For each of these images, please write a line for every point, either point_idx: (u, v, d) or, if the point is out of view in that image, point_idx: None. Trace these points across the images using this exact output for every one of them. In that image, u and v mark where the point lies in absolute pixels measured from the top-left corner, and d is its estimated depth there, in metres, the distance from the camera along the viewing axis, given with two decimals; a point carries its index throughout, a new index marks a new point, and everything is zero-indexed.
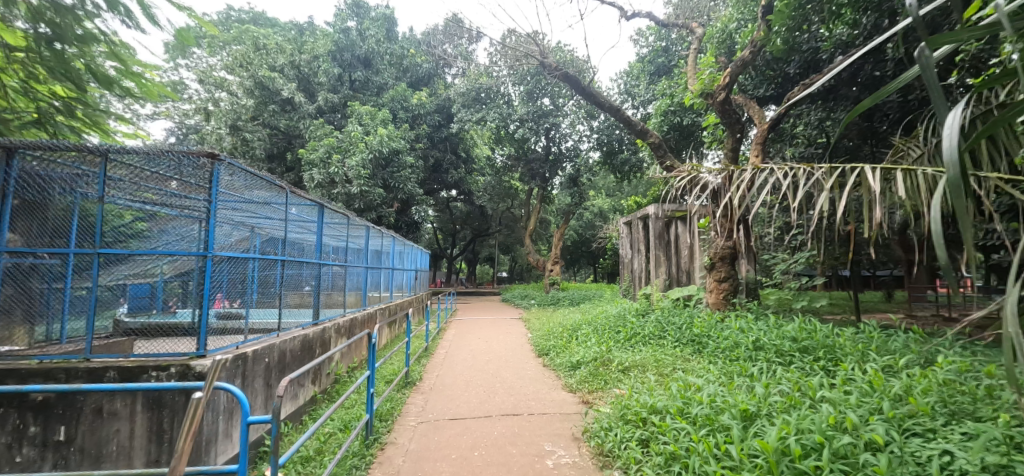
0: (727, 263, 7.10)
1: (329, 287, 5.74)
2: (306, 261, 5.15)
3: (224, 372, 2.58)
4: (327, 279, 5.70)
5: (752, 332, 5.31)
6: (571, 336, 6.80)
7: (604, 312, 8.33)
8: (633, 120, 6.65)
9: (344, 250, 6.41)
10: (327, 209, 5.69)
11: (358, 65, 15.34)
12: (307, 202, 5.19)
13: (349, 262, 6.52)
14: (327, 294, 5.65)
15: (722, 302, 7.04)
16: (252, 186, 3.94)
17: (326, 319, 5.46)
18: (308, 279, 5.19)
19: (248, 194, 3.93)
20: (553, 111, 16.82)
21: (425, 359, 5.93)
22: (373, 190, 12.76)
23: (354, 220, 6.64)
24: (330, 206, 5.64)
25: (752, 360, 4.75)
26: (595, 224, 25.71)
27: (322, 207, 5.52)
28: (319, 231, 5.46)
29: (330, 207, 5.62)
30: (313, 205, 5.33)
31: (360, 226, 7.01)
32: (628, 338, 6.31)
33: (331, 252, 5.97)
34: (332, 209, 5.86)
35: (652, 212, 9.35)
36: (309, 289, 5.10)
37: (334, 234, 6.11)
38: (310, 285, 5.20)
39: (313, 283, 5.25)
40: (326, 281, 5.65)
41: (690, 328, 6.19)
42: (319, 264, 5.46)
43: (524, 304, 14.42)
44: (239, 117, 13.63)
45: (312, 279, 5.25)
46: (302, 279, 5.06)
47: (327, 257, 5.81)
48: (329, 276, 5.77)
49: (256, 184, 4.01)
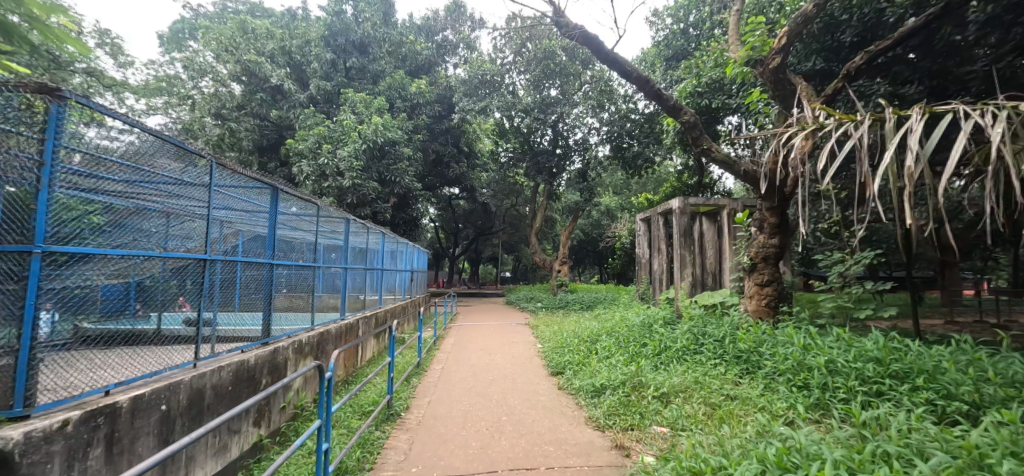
0: (771, 264, 6.06)
1: (289, 288, 4.60)
2: (259, 260, 4.01)
3: (59, 444, 1.63)
4: (285, 281, 4.55)
5: (818, 350, 4.29)
6: (589, 351, 5.75)
7: (624, 319, 7.31)
8: (663, 93, 5.57)
9: (315, 247, 5.27)
10: (283, 193, 4.50)
11: (353, 51, 14.32)
12: (253, 184, 4.02)
13: (319, 262, 5.36)
14: (286, 299, 4.52)
15: (764, 309, 6.00)
16: (155, 151, 2.75)
17: (288, 333, 4.39)
18: (260, 284, 4.05)
19: (147, 164, 2.73)
20: (561, 101, 15.79)
21: (415, 379, 4.94)
22: (367, 183, 11.75)
23: (326, 210, 5.50)
24: (286, 191, 4.46)
25: (831, 393, 3.73)
26: (603, 223, 24.63)
27: (276, 191, 4.34)
28: (274, 222, 4.30)
29: (284, 191, 4.44)
30: (263, 188, 4.17)
31: (337, 218, 5.87)
32: (658, 354, 5.31)
33: (296, 250, 4.82)
34: (291, 194, 4.70)
35: (674, 206, 8.27)
36: (259, 294, 3.98)
37: (300, 228, 4.95)
38: (261, 290, 4.05)
39: (265, 287, 4.10)
40: (283, 285, 4.48)
41: (734, 342, 5.18)
42: (275, 264, 4.29)
43: (529, 308, 13.43)
44: (223, 105, 12.88)
45: (264, 282, 4.10)
46: (250, 283, 3.90)
47: (289, 255, 4.63)
48: (288, 277, 4.62)
49: (163, 150, 2.80)
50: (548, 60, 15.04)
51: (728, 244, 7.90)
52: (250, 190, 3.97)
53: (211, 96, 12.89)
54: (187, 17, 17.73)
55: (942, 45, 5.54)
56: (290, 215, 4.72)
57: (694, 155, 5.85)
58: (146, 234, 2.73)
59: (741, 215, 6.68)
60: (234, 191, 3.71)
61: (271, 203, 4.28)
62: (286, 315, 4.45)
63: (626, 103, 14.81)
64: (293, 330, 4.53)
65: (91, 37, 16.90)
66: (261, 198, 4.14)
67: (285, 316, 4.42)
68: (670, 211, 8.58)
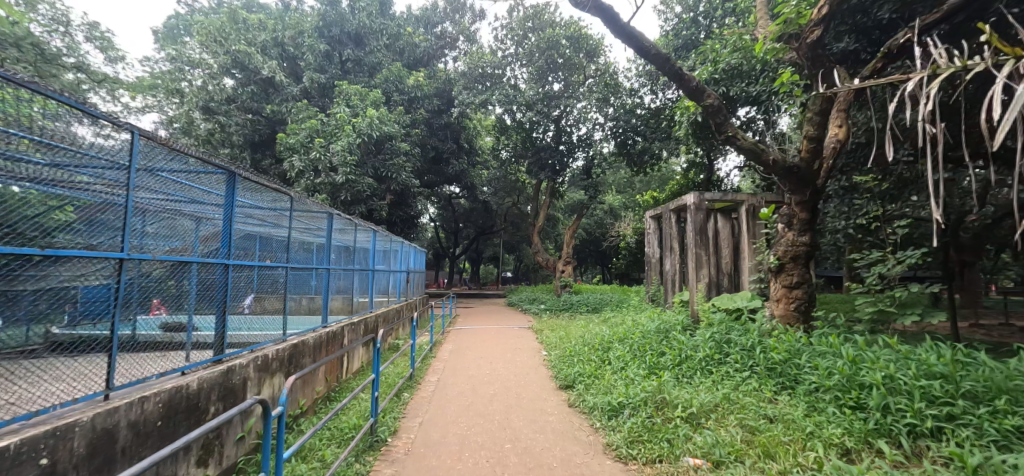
0: (801, 265, 5.48)
1: (256, 290, 3.94)
2: (218, 260, 3.29)
3: None
4: (254, 282, 3.89)
5: (870, 363, 3.72)
6: (601, 361, 5.18)
7: (636, 324, 6.73)
8: (684, 74, 4.97)
9: (291, 245, 4.62)
10: (247, 180, 3.70)
11: (348, 42, 13.72)
12: (207, 168, 3.23)
13: (293, 261, 4.65)
14: (256, 302, 3.89)
15: (792, 315, 5.46)
16: (109, 145, 2.33)
17: (261, 344, 3.82)
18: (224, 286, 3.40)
19: (101, 154, 2.30)
20: (564, 95, 15.21)
21: (406, 395, 4.39)
22: (362, 179, 11.19)
23: (301, 202, 4.80)
24: (248, 177, 3.66)
25: (891, 415, 3.20)
26: (606, 222, 24.00)
27: (238, 176, 3.55)
28: (234, 214, 3.53)
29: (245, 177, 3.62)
30: (219, 172, 3.36)
31: (317, 212, 5.21)
32: (679, 365, 4.75)
33: (265, 249, 4.11)
34: (261, 184, 3.95)
35: (689, 202, 7.67)
36: (219, 298, 3.29)
37: (269, 222, 4.22)
38: (225, 294, 3.40)
39: (224, 291, 3.39)
40: (249, 287, 3.81)
41: (766, 352, 4.61)
42: (236, 265, 3.57)
43: (533, 310, 12.86)
44: (211, 98, 12.35)
45: (226, 286, 3.42)
46: (209, 285, 3.21)
47: (256, 254, 3.93)
48: (257, 277, 3.95)
49: (114, 144, 2.35)
50: (551, 50, 14.52)
51: (747, 244, 7.34)
52: (203, 175, 3.21)
53: (199, 89, 12.34)
54: (181, 11, 17.22)
55: (994, 19, 4.97)
56: (257, 206, 3.96)
57: (718, 142, 5.24)
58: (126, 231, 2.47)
59: (766, 210, 6.06)
60: (185, 175, 3.00)
61: (229, 191, 3.48)
62: (258, 319, 3.83)
63: (632, 97, 14.19)
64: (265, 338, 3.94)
65: (80, 30, 16.39)
66: (217, 185, 3.39)
67: (256, 319, 3.80)
68: (684, 208, 8.01)
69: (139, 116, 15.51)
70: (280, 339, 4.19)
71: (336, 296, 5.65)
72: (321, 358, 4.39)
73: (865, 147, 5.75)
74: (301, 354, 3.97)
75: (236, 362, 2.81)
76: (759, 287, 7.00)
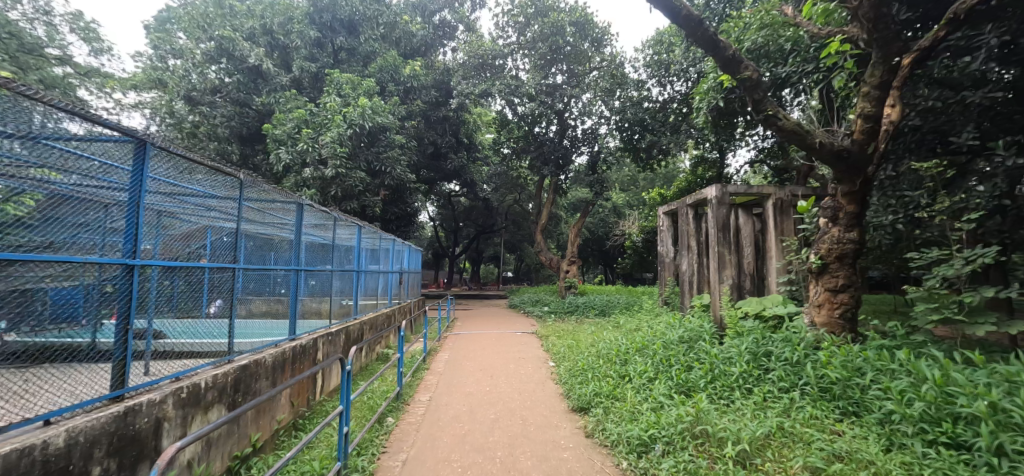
0: (847, 265, 4.77)
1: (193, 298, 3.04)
2: (111, 260, 2.27)
3: None
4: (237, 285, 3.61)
5: (964, 386, 2.99)
6: (621, 376, 4.46)
7: (653, 330, 6.00)
8: (719, 41, 4.23)
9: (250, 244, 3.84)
10: (174, 156, 2.76)
11: (341, 30, 12.89)
12: (106, 134, 2.28)
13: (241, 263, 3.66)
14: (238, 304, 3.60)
15: (837, 323, 4.75)
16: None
17: (196, 368, 2.92)
18: (190, 288, 3.02)
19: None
20: (568, 86, 14.46)
21: (390, 420, 3.68)
22: (353, 173, 10.47)
23: (254, 188, 3.81)
24: (174, 153, 2.72)
25: (1008, 459, 2.46)
26: (610, 220, 23.30)
27: (158, 150, 2.61)
28: (147, 198, 2.50)
29: (156, 152, 2.61)
30: (122, 139, 2.38)
31: (282, 203, 4.33)
32: (714, 384, 4.03)
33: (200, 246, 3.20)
34: (196, 165, 3.04)
35: (711, 196, 6.91)
36: (121, 309, 2.33)
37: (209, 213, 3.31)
38: (192, 297, 3.03)
39: (136, 300, 2.45)
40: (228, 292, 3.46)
41: (819, 369, 3.89)
42: (146, 267, 2.52)
43: (535, 312, 12.15)
44: (194, 87, 11.66)
45: (192, 290, 3.06)
46: (178, 288, 2.88)
47: (179, 255, 2.94)
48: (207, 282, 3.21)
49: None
50: (556, 35, 13.78)
51: (774, 241, 6.63)
52: (96, 143, 2.24)
53: (182, 78, 11.63)
54: None
55: None
56: (213, 196, 3.37)
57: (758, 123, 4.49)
58: (83, 226, 2.23)
59: (804, 203, 5.29)
60: (83, 149, 2.23)
61: (138, 166, 2.46)
62: (210, 325, 3.17)
63: (639, 90, 13.33)
64: (219, 351, 3.26)
65: (63, 20, 15.69)
66: (109, 154, 2.35)
67: (205, 324, 3.10)
68: (703, 202, 7.31)
69: (124, 109, 14.84)
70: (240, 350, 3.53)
71: (314, 298, 4.97)
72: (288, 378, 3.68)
73: (916, 132, 5.12)
74: (259, 373, 3.26)
75: (140, 400, 2.12)
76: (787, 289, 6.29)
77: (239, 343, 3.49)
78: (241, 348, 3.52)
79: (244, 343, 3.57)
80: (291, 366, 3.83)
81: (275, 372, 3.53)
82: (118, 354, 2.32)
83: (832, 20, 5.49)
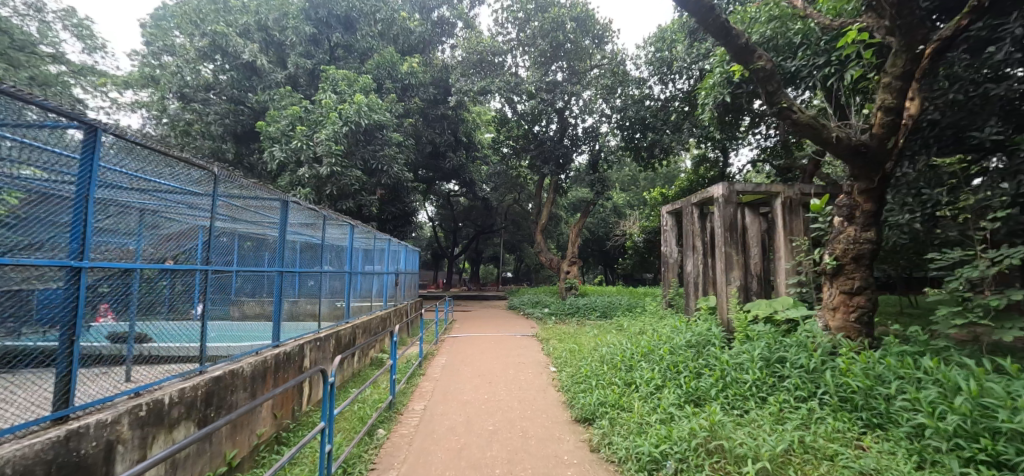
0: (864, 266, 4.53)
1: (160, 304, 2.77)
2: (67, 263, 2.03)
3: None
4: (231, 286, 3.59)
5: (1004, 400, 2.74)
6: (627, 383, 4.22)
7: (659, 334, 5.76)
8: (732, 28, 3.97)
9: (227, 243, 3.56)
10: (134, 146, 2.48)
11: (337, 26, 12.69)
12: (52, 119, 2.00)
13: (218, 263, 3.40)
14: (232, 306, 3.59)
15: (853, 327, 4.52)
16: None
17: (160, 380, 2.65)
18: (160, 291, 2.80)
19: None
20: (568, 84, 14.23)
21: (380, 432, 3.45)
22: (349, 171, 10.23)
23: (235, 182, 3.54)
24: (132, 142, 2.44)
25: None
26: (610, 221, 23.07)
27: (113, 141, 2.33)
28: (96, 190, 2.22)
29: (110, 142, 2.32)
30: (70, 125, 2.10)
31: (265, 200, 4.06)
32: (728, 394, 3.79)
33: (169, 245, 2.93)
34: (167, 157, 2.78)
35: (718, 194, 6.66)
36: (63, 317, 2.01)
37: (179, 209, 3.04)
38: (187, 299, 3.00)
39: (84, 307, 2.13)
40: (221, 294, 3.46)
41: (840, 377, 3.65)
42: (97, 269, 2.24)
43: (535, 314, 11.91)
44: (186, 83, 11.41)
45: (187, 292, 3.03)
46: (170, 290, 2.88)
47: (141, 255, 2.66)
48: (177, 286, 2.93)
49: None
50: (556, 31, 13.53)
51: (783, 241, 6.40)
52: (40, 129, 1.97)
53: (175, 74, 11.38)
54: None
55: None
56: (195, 193, 3.12)
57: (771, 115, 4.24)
58: (54, 224, 2.03)
59: (817, 201, 5.05)
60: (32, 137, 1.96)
61: (87, 156, 2.17)
62: (184, 327, 2.94)
63: (641, 88, 13.10)
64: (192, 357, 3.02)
65: (56, 17, 15.44)
66: (62, 143, 2.08)
67: (175, 326, 2.88)
68: (709, 201, 7.08)
69: (117, 108, 14.58)
70: (217, 357, 3.28)
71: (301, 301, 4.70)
72: (270, 387, 3.42)
73: (934, 127, 4.92)
74: (236, 384, 3.00)
75: (88, 421, 1.90)
76: (798, 290, 6.07)
77: (216, 349, 3.24)
78: (216, 353, 3.24)
79: (221, 348, 3.31)
80: (273, 374, 3.57)
81: (255, 382, 3.27)
82: (62, 367, 2.01)
83: (844, 11, 5.31)
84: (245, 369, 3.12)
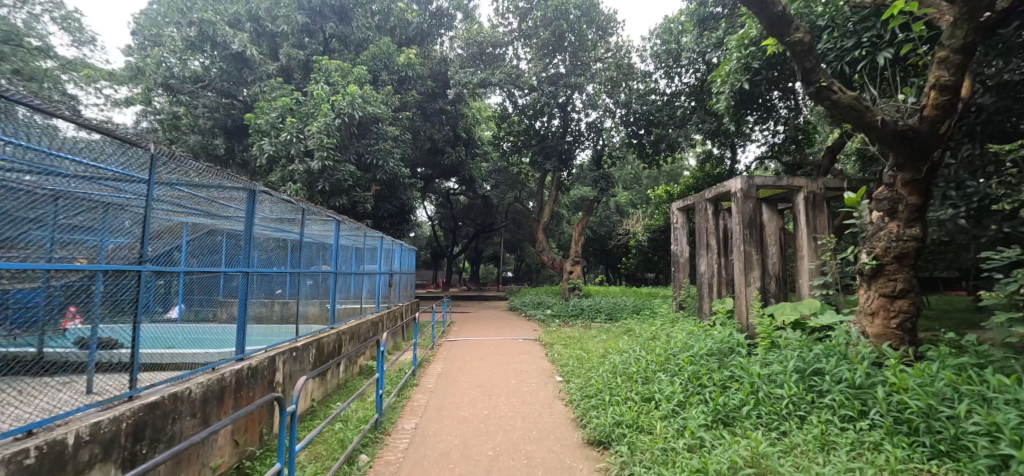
0: (909, 266, 4.04)
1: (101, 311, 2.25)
2: None
3: None
4: (212, 288, 3.26)
5: None
6: (645, 399, 3.75)
7: (673, 339, 5.28)
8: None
9: (183, 240, 3.00)
10: (77, 127, 2.09)
11: (331, 16, 12.18)
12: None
13: (170, 265, 2.79)
14: (222, 307, 3.33)
15: (896, 335, 4.04)
16: None
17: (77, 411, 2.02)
18: (105, 295, 2.28)
19: None
20: (571, 77, 13.74)
21: (362, 459, 2.97)
22: (342, 166, 9.76)
23: (194, 167, 2.88)
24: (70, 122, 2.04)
25: None
26: (613, 219, 22.58)
27: (48, 120, 1.98)
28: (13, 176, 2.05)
29: (32, 117, 1.93)
30: None
31: (232, 189, 3.48)
32: (759, 413, 3.33)
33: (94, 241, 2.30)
34: (88, 130, 2.14)
35: (735, 187, 6.15)
36: None
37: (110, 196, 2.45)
38: (161, 302, 2.73)
39: None
40: (207, 294, 3.20)
41: (893, 395, 3.18)
42: None
43: (537, 316, 11.45)
44: (173, 75, 10.92)
45: (164, 294, 2.77)
46: (147, 290, 2.57)
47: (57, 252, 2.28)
48: (116, 289, 2.34)
49: None
50: (558, 20, 13.12)
51: (807, 240, 5.89)
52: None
53: (161, 65, 10.91)
54: None
55: None
56: (126, 174, 2.44)
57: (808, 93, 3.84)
58: None
59: (854, 195, 4.53)
60: None
61: None
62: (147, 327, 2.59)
63: (646, 82, 12.62)
64: (148, 363, 2.60)
65: (44, 9, 14.96)
66: None
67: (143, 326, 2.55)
68: (724, 196, 6.58)
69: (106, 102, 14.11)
70: (175, 364, 2.83)
71: (271, 301, 4.09)
72: (229, 411, 2.83)
73: (982, 113, 4.46)
74: (179, 411, 2.40)
75: None
76: (824, 293, 5.56)
77: (174, 355, 2.80)
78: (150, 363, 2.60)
79: (173, 354, 2.81)
80: (234, 394, 2.96)
81: (209, 406, 2.66)
82: None
83: None
84: (195, 391, 2.53)
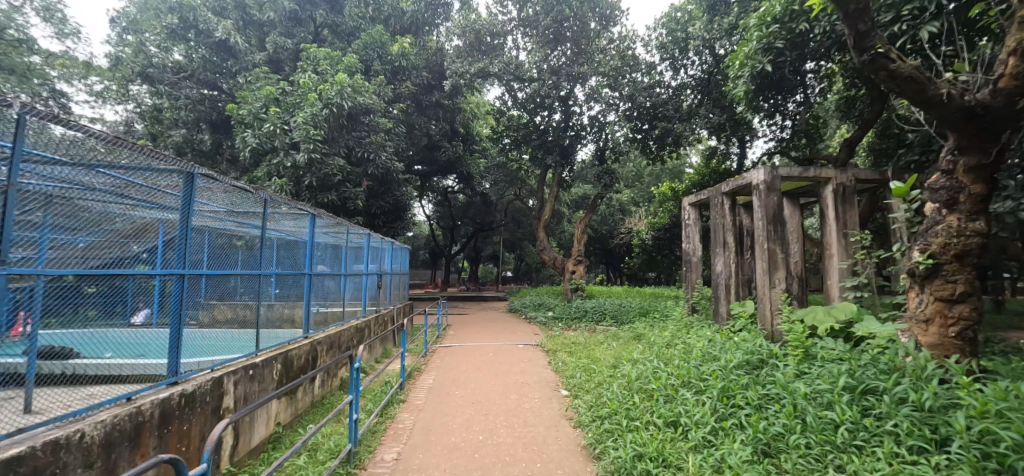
0: (972, 268, 3.44)
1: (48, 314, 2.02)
2: None
3: None
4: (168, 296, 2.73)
5: None
6: (669, 425, 3.18)
7: (691, 348, 4.72)
8: None
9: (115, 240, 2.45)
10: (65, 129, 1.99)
11: (322, 3, 11.61)
12: None
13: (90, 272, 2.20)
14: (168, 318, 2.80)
15: (955, 348, 3.46)
16: None
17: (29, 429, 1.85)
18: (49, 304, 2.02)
19: None
20: (572, 66, 13.18)
21: None
22: (331, 159, 9.20)
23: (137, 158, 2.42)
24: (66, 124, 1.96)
25: None
26: (615, 217, 22.00)
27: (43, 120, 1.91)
28: None
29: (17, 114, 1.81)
30: None
31: (170, 181, 2.76)
32: (808, 443, 2.77)
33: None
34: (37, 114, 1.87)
35: (757, 179, 5.54)
36: None
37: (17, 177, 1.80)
38: (105, 310, 2.32)
39: None
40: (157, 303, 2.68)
41: (976, 420, 2.63)
42: None
43: (536, 318, 10.89)
44: (154, 64, 10.31)
45: (110, 301, 2.35)
46: (105, 292, 2.31)
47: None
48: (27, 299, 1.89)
49: None
50: (561, 5, 12.57)
51: (837, 237, 5.30)
52: None
53: (141, 54, 10.31)
54: None
55: None
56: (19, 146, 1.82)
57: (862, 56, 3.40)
58: None
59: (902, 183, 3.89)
60: None
61: None
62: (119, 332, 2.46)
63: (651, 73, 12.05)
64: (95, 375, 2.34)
65: None
66: None
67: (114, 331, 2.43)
68: (743, 189, 5.99)
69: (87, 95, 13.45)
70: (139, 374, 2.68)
71: (230, 307, 3.49)
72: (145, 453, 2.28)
73: None
74: (70, 460, 1.87)
75: None
76: (858, 295, 4.98)
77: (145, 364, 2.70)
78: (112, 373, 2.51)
79: (134, 364, 2.64)
80: (158, 429, 2.40)
81: (115, 449, 2.11)
82: None
83: None
84: (91, 433, 1.99)
